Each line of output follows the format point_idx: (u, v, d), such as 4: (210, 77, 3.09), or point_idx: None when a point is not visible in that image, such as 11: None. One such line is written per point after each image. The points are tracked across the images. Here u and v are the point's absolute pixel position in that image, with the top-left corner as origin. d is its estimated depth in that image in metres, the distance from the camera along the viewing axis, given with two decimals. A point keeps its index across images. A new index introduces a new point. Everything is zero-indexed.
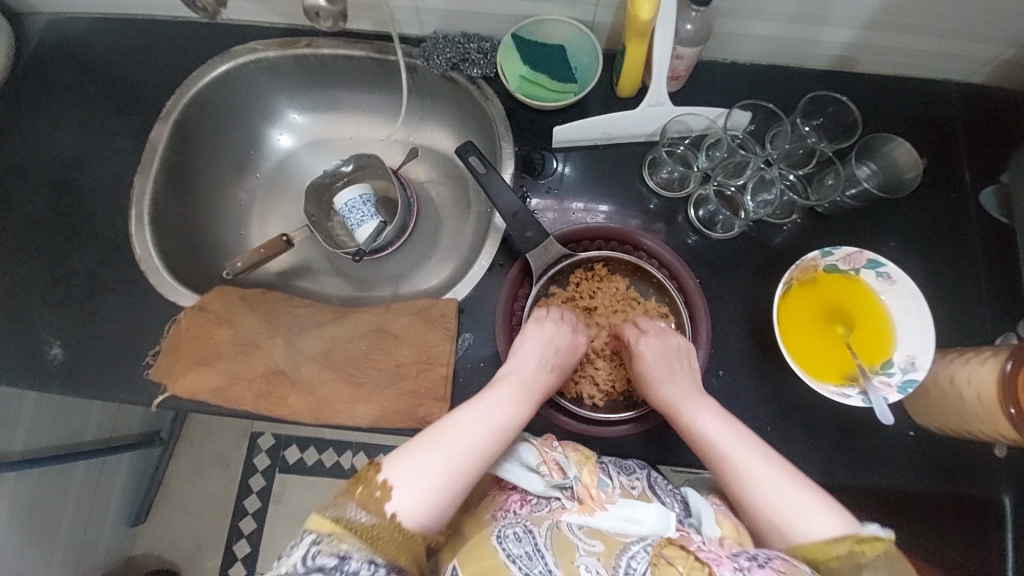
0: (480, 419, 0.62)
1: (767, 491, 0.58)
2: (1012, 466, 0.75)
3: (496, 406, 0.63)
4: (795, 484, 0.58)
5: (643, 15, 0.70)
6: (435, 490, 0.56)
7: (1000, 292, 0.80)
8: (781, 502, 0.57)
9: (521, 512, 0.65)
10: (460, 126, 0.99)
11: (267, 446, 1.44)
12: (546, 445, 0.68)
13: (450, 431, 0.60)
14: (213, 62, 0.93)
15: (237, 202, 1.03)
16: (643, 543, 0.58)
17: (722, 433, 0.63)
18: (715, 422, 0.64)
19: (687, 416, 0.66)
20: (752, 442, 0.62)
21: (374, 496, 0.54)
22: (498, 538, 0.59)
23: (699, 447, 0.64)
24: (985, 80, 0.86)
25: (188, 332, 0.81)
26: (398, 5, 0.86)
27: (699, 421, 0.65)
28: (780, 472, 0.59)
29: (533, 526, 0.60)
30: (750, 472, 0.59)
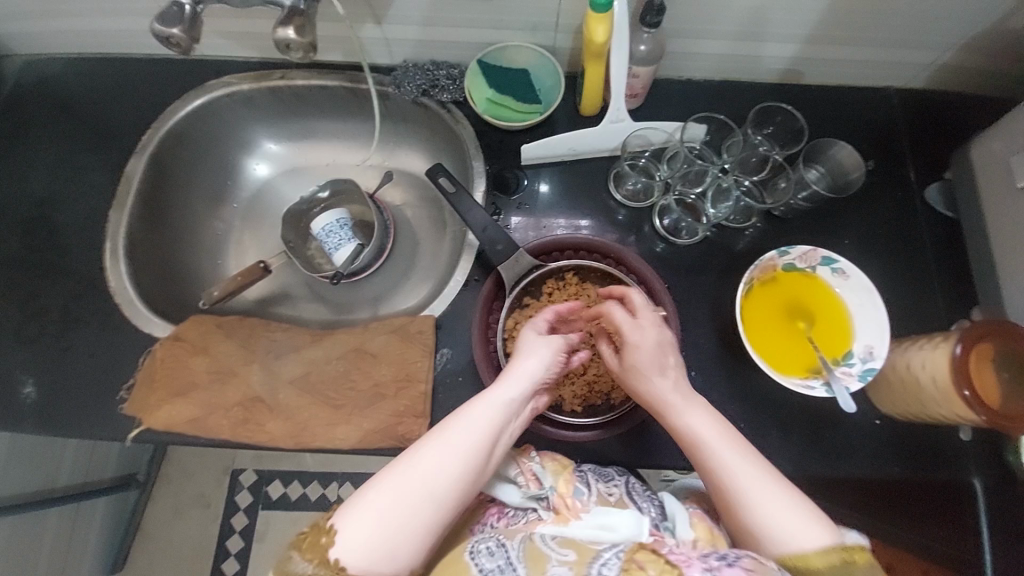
0: (440, 449, 0.58)
1: (760, 504, 0.57)
2: (978, 450, 0.78)
3: (456, 432, 0.59)
4: (782, 490, 0.58)
5: (598, 38, 0.75)
6: (385, 533, 0.54)
7: (952, 282, 0.84)
8: (770, 512, 0.57)
9: (498, 525, 0.66)
10: (433, 148, 1.02)
11: (250, 481, 1.41)
12: (524, 456, 0.70)
13: (410, 466, 0.57)
14: (186, 97, 0.96)
15: (212, 231, 1.03)
16: (615, 549, 0.58)
17: (717, 442, 0.61)
18: (703, 422, 0.62)
19: (681, 418, 0.62)
20: (742, 448, 0.61)
21: (319, 543, 0.54)
22: (470, 553, 0.59)
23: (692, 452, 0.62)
24: (923, 85, 0.92)
25: (162, 364, 0.81)
26: (367, 35, 0.90)
27: (689, 421, 0.62)
28: (771, 483, 0.58)
29: (506, 539, 0.61)
30: (742, 484, 0.58)
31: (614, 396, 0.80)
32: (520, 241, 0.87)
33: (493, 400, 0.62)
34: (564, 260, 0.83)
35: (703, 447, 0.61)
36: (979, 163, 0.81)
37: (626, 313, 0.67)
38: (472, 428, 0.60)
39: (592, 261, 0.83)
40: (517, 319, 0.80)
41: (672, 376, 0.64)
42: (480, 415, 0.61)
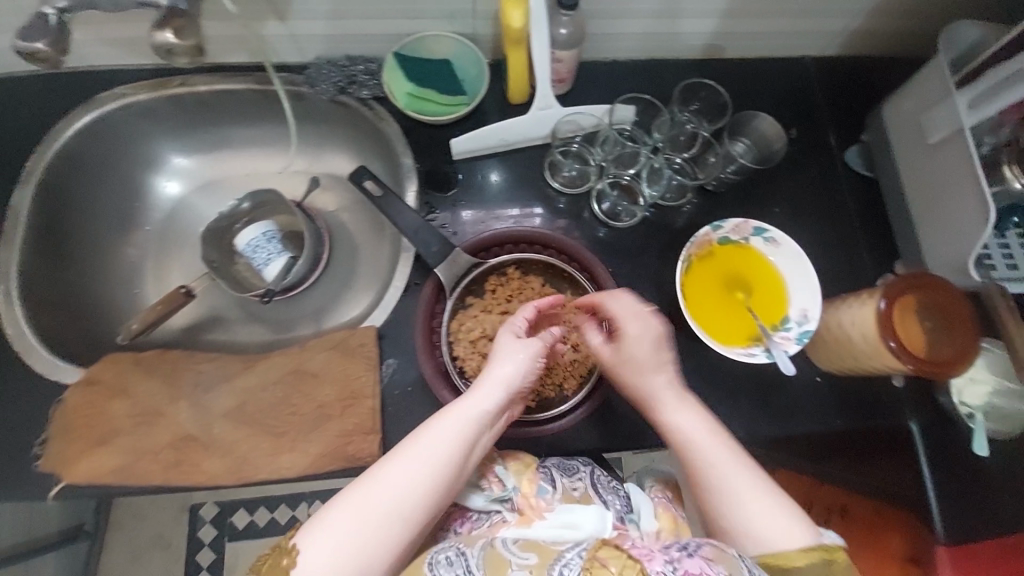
0: (415, 463, 0.54)
1: (741, 504, 0.59)
2: (913, 395, 0.83)
3: (427, 444, 0.55)
4: (767, 491, 0.60)
5: (515, 23, 0.73)
6: (351, 558, 0.49)
7: (876, 239, 0.88)
8: (756, 514, 0.59)
9: (461, 530, 0.66)
10: (360, 148, 0.96)
11: (212, 514, 1.33)
12: (486, 459, 0.69)
13: (381, 481, 0.52)
14: (73, 114, 0.86)
15: (125, 259, 0.94)
16: (576, 548, 0.56)
17: (704, 436, 0.63)
18: (693, 422, 0.64)
19: (670, 413, 0.64)
20: (729, 446, 0.62)
21: (280, 565, 0.49)
22: (430, 564, 0.58)
23: (680, 447, 0.63)
24: (840, 50, 0.95)
25: (78, 411, 0.74)
26: (270, 33, 0.83)
27: (678, 421, 0.64)
28: (758, 485, 0.60)
29: (467, 547, 0.60)
30: (723, 484, 0.60)
31: (567, 387, 0.79)
32: (457, 241, 0.84)
33: (471, 407, 0.58)
34: (505, 254, 0.81)
35: (690, 443, 0.63)
36: (892, 124, 0.84)
37: (636, 303, 0.67)
38: (445, 439, 0.56)
39: (533, 253, 0.81)
40: (461, 320, 0.79)
41: (669, 372, 0.66)
42: (456, 422, 0.56)
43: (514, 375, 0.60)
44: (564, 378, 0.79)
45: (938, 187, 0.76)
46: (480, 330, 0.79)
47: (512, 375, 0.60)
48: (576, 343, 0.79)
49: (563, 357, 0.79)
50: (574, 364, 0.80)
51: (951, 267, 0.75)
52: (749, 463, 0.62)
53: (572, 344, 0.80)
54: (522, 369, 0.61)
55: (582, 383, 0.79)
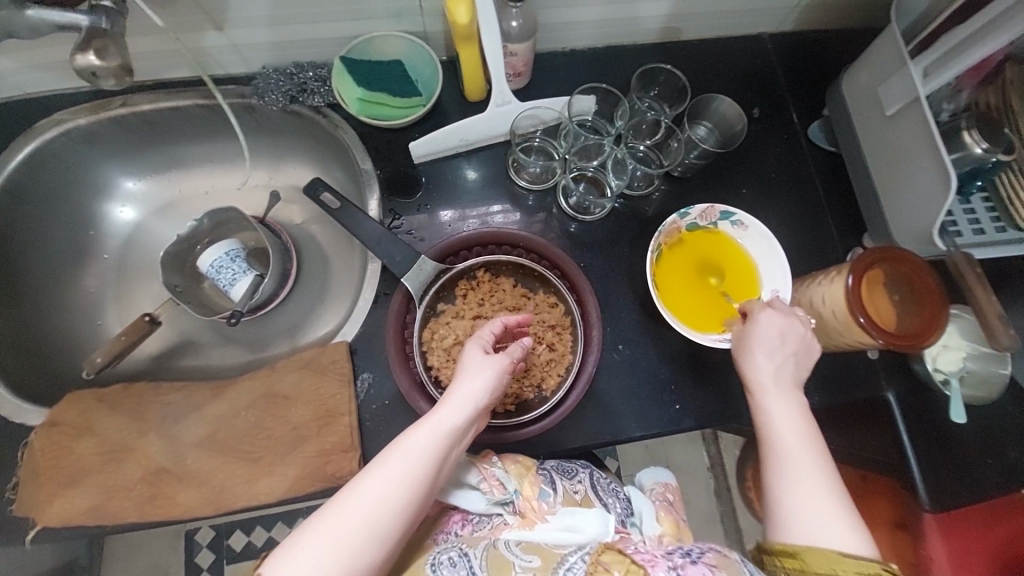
0: (382, 483, 0.51)
1: (807, 508, 0.56)
2: (887, 365, 0.84)
3: (398, 464, 0.52)
4: (836, 501, 0.56)
5: (461, 19, 0.70)
6: None
7: (843, 213, 0.89)
8: (815, 521, 0.55)
9: (462, 532, 0.65)
10: (318, 157, 0.93)
11: (208, 538, 1.31)
12: (484, 461, 0.67)
13: (348, 507, 0.50)
14: (10, 145, 0.82)
15: (84, 290, 0.91)
16: (580, 552, 0.60)
17: (794, 431, 0.60)
18: (789, 416, 0.61)
19: (766, 400, 0.62)
20: (812, 448, 0.59)
21: None
22: (432, 565, 0.60)
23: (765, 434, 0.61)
24: (794, 26, 0.94)
25: (44, 454, 0.72)
26: (211, 45, 0.80)
27: (775, 409, 0.61)
28: (830, 494, 0.56)
29: (469, 547, 0.61)
30: (794, 481, 0.57)
31: (545, 387, 0.78)
32: (422, 249, 0.82)
33: (441, 421, 0.56)
34: (473, 258, 0.80)
35: (775, 433, 0.60)
36: (851, 98, 0.84)
37: (782, 313, 0.66)
38: (417, 459, 0.53)
39: (502, 254, 0.80)
40: (433, 328, 0.79)
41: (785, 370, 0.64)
42: (426, 437, 0.54)
43: (482, 387, 0.58)
44: (542, 378, 0.79)
45: (899, 158, 0.76)
46: (453, 337, 0.78)
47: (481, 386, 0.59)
48: (551, 343, 0.79)
49: (539, 357, 0.79)
50: (551, 363, 0.79)
51: (915, 238, 0.76)
52: (828, 470, 0.58)
53: (547, 343, 0.79)
54: (488, 384, 0.59)
55: (560, 382, 0.78)
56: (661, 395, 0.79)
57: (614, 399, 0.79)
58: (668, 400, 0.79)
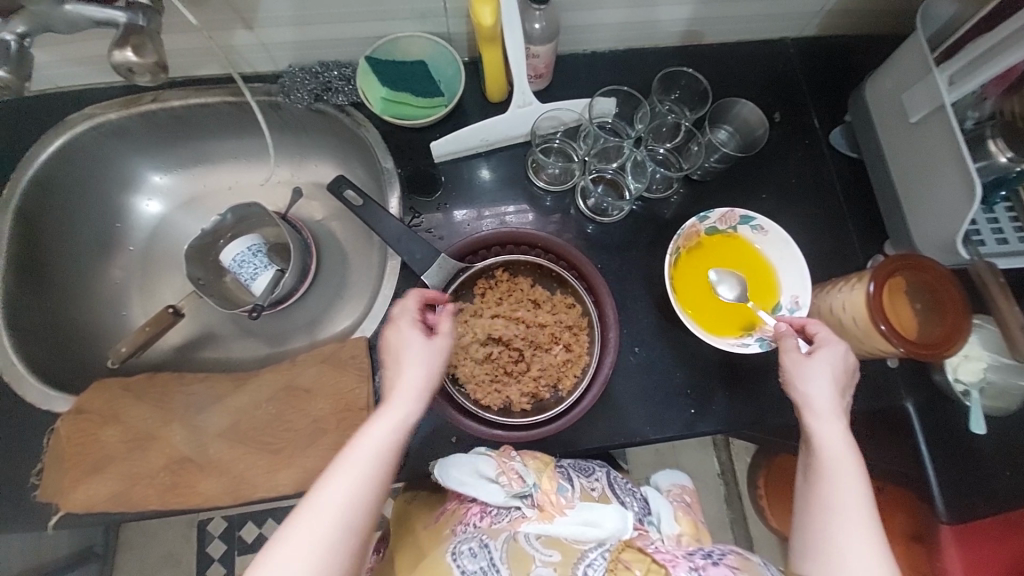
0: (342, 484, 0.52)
1: (841, 535, 0.57)
2: (907, 374, 0.83)
3: (356, 462, 0.53)
4: (872, 532, 0.57)
5: (485, 21, 0.71)
6: None
7: (863, 220, 0.88)
8: (849, 549, 0.56)
9: (481, 524, 0.65)
10: (340, 155, 0.95)
11: (220, 528, 1.33)
12: (504, 456, 0.68)
13: (313, 511, 0.51)
14: (44, 138, 0.84)
15: (110, 282, 0.94)
16: (601, 549, 0.61)
17: (845, 459, 0.60)
18: (840, 444, 0.61)
19: (818, 424, 0.62)
20: (860, 476, 0.59)
21: None
22: (453, 555, 0.61)
23: (817, 459, 0.60)
24: (817, 31, 0.94)
25: (70, 440, 0.74)
26: (239, 43, 0.82)
27: (824, 434, 0.61)
28: (866, 524, 0.57)
29: (489, 538, 0.62)
30: (840, 511, 0.58)
31: (562, 387, 0.79)
32: (442, 248, 0.83)
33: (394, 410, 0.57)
34: (491, 257, 0.80)
35: (829, 460, 0.60)
36: (874, 104, 0.83)
37: (837, 344, 0.66)
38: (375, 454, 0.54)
39: (521, 254, 0.80)
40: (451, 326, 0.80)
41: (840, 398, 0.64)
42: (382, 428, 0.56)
43: (428, 377, 0.60)
44: (558, 378, 0.79)
45: (923, 166, 0.75)
46: (470, 335, 0.79)
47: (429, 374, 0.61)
48: (567, 344, 0.80)
49: (555, 357, 0.80)
50: (567, 363, 0.79)
51: (937, 246, 0.75)
52: (870, 500, 0.59)
53: (564, 344, 0.80)
54: (428, 367, 0.61)
55: (576, 383, 0.78)
56: (676, 398, 0.79)
57: (630, 401, 0.79)
58: (684, 404, 0.79)
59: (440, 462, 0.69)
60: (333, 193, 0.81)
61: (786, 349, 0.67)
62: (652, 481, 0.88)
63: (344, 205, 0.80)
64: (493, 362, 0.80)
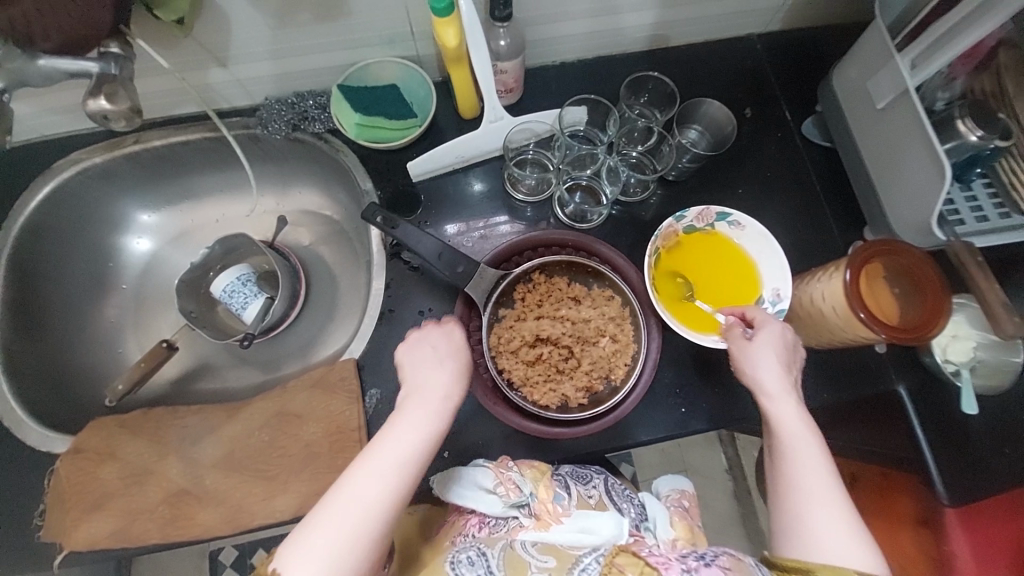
0: (377, 466, 0.56)
1: (813, 513, 0.57)
2: (897, 359, 0.83)
3: (392, 447, 0.57)
4: (842, 507, 0.58)
5: (449, 42, 0.73)
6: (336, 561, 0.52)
7: (841, 208, 0.89)
8: (822, 526, 0.57)
9: (479, 534, 0.65)
10: (323, 180, 0.96)
11: (231, 557, 1.34)
12: (501, 466, 0.69)
13: (351, 490, 0.54)
14: (32, 186, 0.87)
15: (104, 321, 0.95)
16: (595, 553, 0.61)
17: (804, 437, 0.61)
18: (798, 422, 0.62)
19: (776, 406, 0.63)
20: (821, 452, 0.61)
21: None
22: (451, 563, 0.61)
23: (779, 440, 0.62)
24: (782, 25, 0.95)
25: (69, 480, 0.75)
26: (215, 80, 0.84)
27: (781, 414, 0.63)
28: (835, 499, 0.58)
29: (487, 546, 0.63)
30: (807, 490, 0.59)
31: (614, 377, 0.80)
32: (476, 255, 0.85)
33: (420, 411, 0.60)
34: (525, 261, 0.82)
35: (789, 440, 0.61)
36: (842, 93, 0.84)
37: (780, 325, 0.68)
38: (410, 433, 0.58)
39: (554, 255, 0.83)
40: (498, 334, 0.80)
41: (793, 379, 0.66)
42: (407, 427, 0.59)
43: (458, 375, 0.63)
44: (610, 369, 0.80)
45: (893, 151, 0.76)
46: (519, 339, 0.80)
47: (453, 378, 0.63)
48: (614, 334, 0.81)
49: (604, 350, 0.80)
50: (616, 353, 0.80)
51: (914, 229, 0.76)
52: (835, 475, 0.60)
53: (610, 335, 0.81)
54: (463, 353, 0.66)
55: (629, 371, 0.79)
56: (666, 398, 0.80)
57: None
58: (674, 403, 0.79)
59: (439, 475, 0.70)
60: (366, 221, 0.80)
61: (732, 338, 0.69)
62: (652, 487, 0.87)
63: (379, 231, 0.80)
64: (544, 362, 0.80)
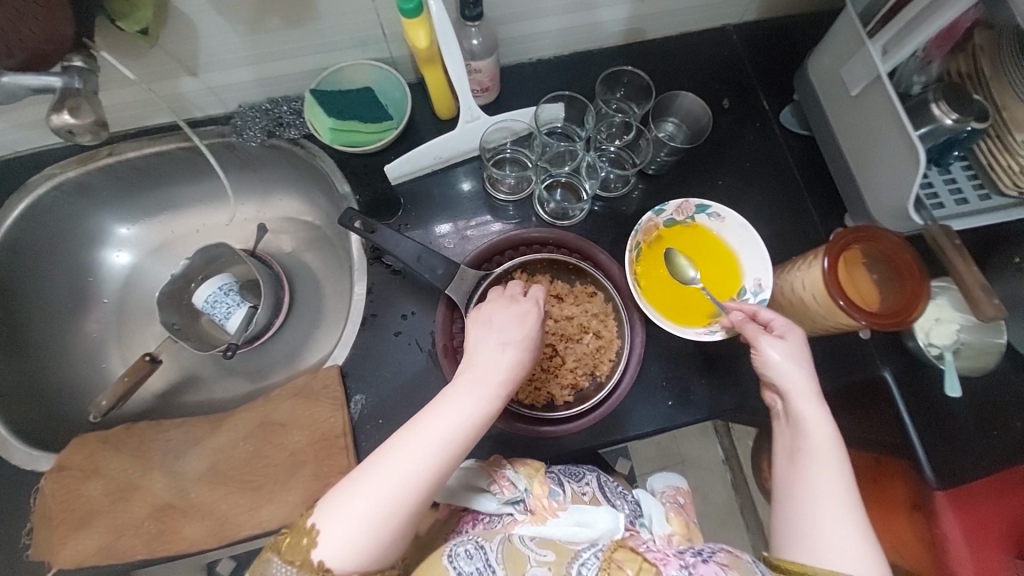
0: (423, 441, 0.56)
1: (827, 517, 0.57)
2: (881, 344, 0.84)
3: (435, 426, 0.56)
4: (857, 515, 0.57)
5: (420, 43, 0.72)
6: (366, 530, 0.53)
7: (821, 196, 0.89)
8: (834, 530, 0.56)
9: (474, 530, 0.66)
10: (302, 186, 0.96)
11: (228, 569, 1.33)
12: (495, 464, 0.68)
13: (392, 458, 0.55)
14: (6, 202, 0.85)
15: (85, 336, 0.94)
16: (593, 548, 0.61)
17: (827, 442, 0.60)
18: (823, 427, 0.61)
19: (803, 407, 0.62)
20: (842, 459, 0.60)
21: (301, 545, 0.53)
22: (448, 556, 0.60)
23: (803, 442, 0.61)
24: (757, 15, 0.95)
25: (52, 499, 0.75)
26: (187, 89, 0.83)
27: (808, 418, 0.61)
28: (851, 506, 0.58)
29: (485, 540, 0.62)
30: (824, 494, 0.58)
31: (599, 373, 0.80)
32: (457, 256, 0.84)
33: (472, 394, 0.59)
34: (507, 260, 0.82)
35: (814, 443, 0.60)
36: (817, 81, 0.84)
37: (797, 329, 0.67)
38: (458, 412, 0.58)
39: (534, 253, 0.83)
40: None
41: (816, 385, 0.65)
42: (459, 409, 0.58)
43: (512, 361, 0.62)
44: (595, 365, 0.80)
45: (868, 137, 0.76)
46: None
47: (511, 367, 0.62)
48: (597, 331, 0.81)
49: (587, 346, 0.81)
50: (600, 350, 0.81)
51: (892, 215, 0.76)
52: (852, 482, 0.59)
53: (593, 332, 0.81)
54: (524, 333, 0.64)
55: (613, 367, 0.79)
56: (652, 392, 0.80)
57: None
58: (661, 398, 0.79)
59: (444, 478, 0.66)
60: (343, 226, 0.80)
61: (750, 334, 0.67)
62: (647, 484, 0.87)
63: (358, 236, 0.80)
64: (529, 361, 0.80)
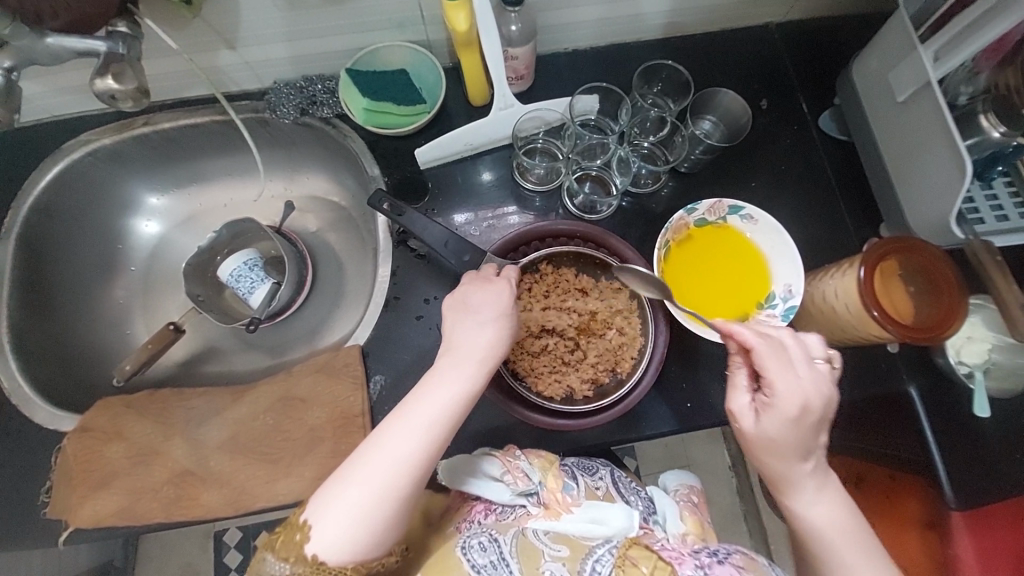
0: (408, 427, 0.56)
1: None
2: (908, 359, 0.82)
3: (420, 411, 0.57)
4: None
5: (460, 26, 0.71)
6: (357, 523, 0.53)
7: (856, 204, 0.87)
8: None
9: (487, 521, 0.65)
10: (331, 166, 0.96)
11: (235, 539, 1.35)
12: (508, 455, 0.68)
13: (381, 447, 0.55)
14: (42, 166, 0.87)
15: (112, 302, 0.96)
16: (608, 545, 0.62)
17: (832, 523, 0.57)
18: (822, 506, 0.57)
19: (797, 496, 0.58)
20: (854, 531, 0.57)
21: (294, 541, 0.54)
22: (462, 548, 0.61)
23: (807, 532, 0.58)
24: (802, 14, 0.92)
25: (76, 458, 0.76)
26: (225, 63, 0.84)
27: (806, 503, 0.57)
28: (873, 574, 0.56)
29: (499, 533, 0.63)
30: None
31: (620, 370, 0.79)
32: (483, 243, 0.84)
33: (454, 374, 0.60)
34: (533, 251, 0.81)
35: (823, 531, 0.57)
36: (861, 86, 0.82)
37: (798, 385, 0.55)
38: (440, 395, 0.59)
39: (562, 245, 0.82)
40: None
41: (813, 458, 0.57)
42: (441, 390, 0.59)
43: (492, 338, 0.62)
44: (616, 361, 0.80)
45: (912, 146, 0.74)
46: (525, 329, 0.80)
47: (491, 343, 0.62)
48: (621, 326, 0.80)
49: (610, 341, 0.80)
50: (623, 346, 0.80)
51: (931, 228, 0.74)
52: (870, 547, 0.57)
53: (617, 328, 0.81)
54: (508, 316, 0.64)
55: (635, 365, 0.79)
56: (672, 393, 0.79)
57: None
58: (681, 399, 0.79)
59: (446, 464, 0.67)
60: (372, 208, 0.80)
61: (740, 414, 0.58)
62: (660, 481, 0.87)
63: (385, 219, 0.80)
64: (550, 353, 0.80)
